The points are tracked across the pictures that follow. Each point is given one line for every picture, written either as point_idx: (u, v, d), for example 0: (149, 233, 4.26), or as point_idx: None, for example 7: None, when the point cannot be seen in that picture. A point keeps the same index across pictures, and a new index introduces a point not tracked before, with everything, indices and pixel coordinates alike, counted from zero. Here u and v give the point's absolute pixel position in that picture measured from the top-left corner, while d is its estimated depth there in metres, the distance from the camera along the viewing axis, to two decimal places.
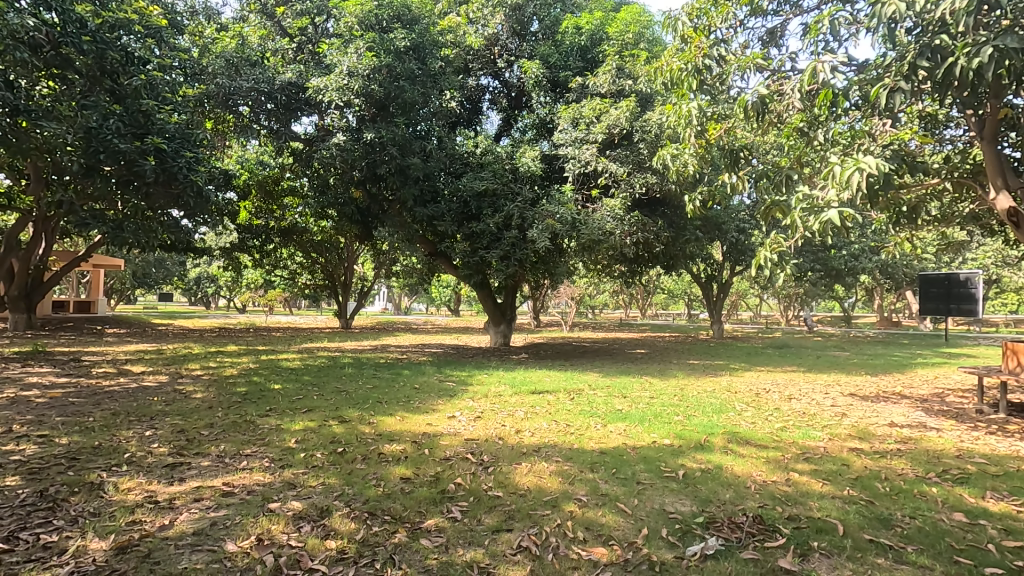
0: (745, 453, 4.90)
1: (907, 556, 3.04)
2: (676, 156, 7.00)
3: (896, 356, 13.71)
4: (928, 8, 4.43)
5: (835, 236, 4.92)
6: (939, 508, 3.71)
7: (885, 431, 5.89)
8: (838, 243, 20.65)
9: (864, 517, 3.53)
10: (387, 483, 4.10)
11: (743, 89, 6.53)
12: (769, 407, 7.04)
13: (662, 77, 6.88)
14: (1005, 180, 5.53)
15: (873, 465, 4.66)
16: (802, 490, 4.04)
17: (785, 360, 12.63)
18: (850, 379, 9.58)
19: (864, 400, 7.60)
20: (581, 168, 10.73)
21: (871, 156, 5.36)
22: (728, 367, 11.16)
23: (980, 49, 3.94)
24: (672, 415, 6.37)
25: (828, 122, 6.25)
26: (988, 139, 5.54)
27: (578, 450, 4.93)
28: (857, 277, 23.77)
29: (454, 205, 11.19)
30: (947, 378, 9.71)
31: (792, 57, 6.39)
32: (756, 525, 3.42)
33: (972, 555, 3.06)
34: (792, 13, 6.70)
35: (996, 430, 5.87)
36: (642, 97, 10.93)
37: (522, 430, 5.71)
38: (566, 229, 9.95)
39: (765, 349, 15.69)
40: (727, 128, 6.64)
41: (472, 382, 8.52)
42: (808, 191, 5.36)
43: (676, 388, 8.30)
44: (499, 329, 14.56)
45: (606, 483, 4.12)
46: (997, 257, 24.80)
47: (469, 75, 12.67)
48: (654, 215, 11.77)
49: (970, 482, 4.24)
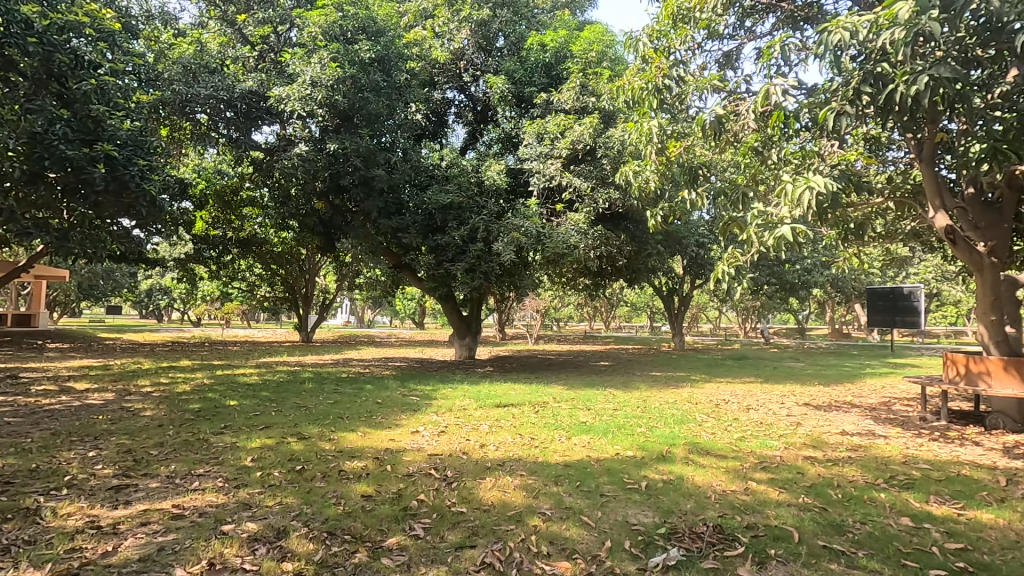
0: (705, 463, 5.00)
1: (857, 561, 3.15)
2: (639, 172, 7.25)
3: (846, 367, 14.22)
4: (869, 37, 4.69)
5: (787, 251, 5.15)
6: (888, 513, 3.86)
7: (837, 439, 6.12)
8: (791, 257, 21.32)
9: (818, 524, 3.65)
10: (348, 501, 4.00)
11: (701, 109, 6.81)
12: (728, 418, 7.21)
13: (624, 95, 7.12)
14: (942, 201, 6.04)
15: (826, 472, 4.83)
16: (760, 498, 4.14)
17: (743, 371, 12.97)
18: (803, 389, 9.93)
19: (817, 410, 7.86)
20: (545, 182, 10.89)
21: (821, 174, 5.66)
22: (688, 378, 11.37)
23: (918, 78, 4.27)
24: (635, 427, 6.45)
25: (781, 142, 6.37)
26: (926, 162, 5.88)
27: (543, 464, 4.93)
28: (810, 290, 24.55)
29: (419, 216, 11.19)
30: (893, 387, 10.17)
31: (747, 79, 6.73)
32: (716, 535, 3.48)
33: (918, 558, 3.19)
34: (747, 38, 7.05)
35: (938, 436, 6.17)
36: (605, 114, 11.18)
37: (486, 444, 5.67)
38: (531, 242, 10.11)
39: (724, 360, 16.04)
40: (687, 145, 6.85)
41: (437, 397, 8.40)
42: (762, 207, 5.68)
43: (639, 400, 8.41)
44: (464, 341, 14.44)
45: (569, 496, 4.13)
46: (937, 272, 26.14)
47: (435, 88, 12.68)
48: (617, 229, 11.97)
49: (916, 486, 4.43)
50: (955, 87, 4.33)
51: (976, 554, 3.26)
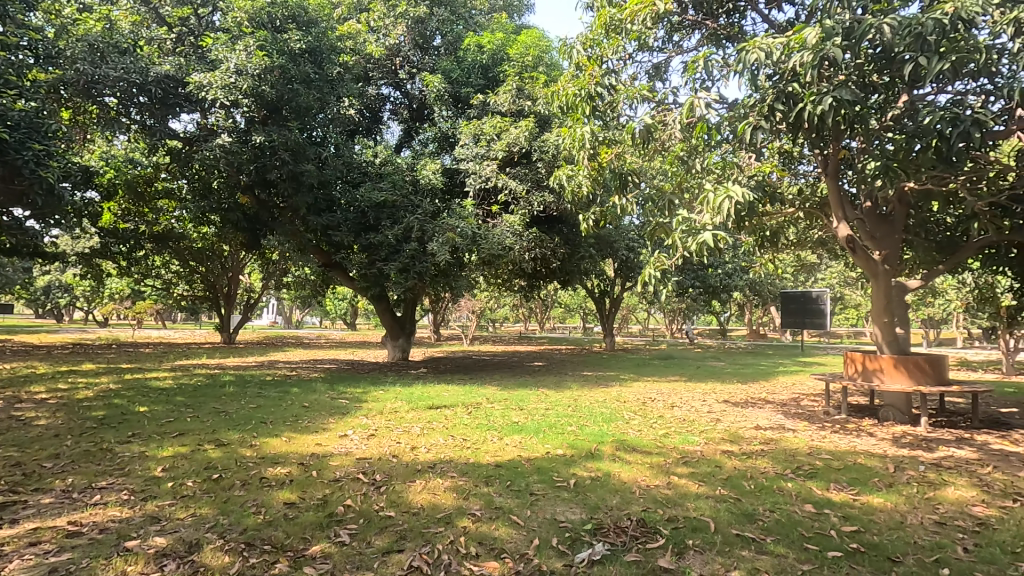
0: (631, 460, 5.19)
1: (766, 546, 3.38)
2: (572, 177, 7.42)
3: (761, 366, 15.18)
4: (782, 58, 5.03)
5: (709, 256, 5.44)
6: (794, 501, 4.16)
7: (752, 433, 6.53)
8: (713, 262, 22.49)
9: (732, 513, 3.87)
10: (269, 510, 3.82)
11: (631, 117, 7.07)
12: (654, 415, 7.51)
13: (559, 100, 7.28)
14: (844, 212, 6.56)
15: (740, 465, 5.14)
16: (680, 492, 4.34)
17: (668, 371, 13.54)
18: (723, 386, 10.51)
19: (735, 406, 8.35)
20: (481, 183, 10.91)
21: (739, 184, 6.03)
22: (617, 378, 11.74)
23: (823, 98, 4.64)
24: (566, 426, 6.58)
25: (705, 153, 6.71)
26: (831, 175, 6.39)
27: (474, 464, 4.93)
28: (731, 294, 25.97)
29: (351, 214, 10.86)
30: (801, 384, 10.97)
31: (674, 91, 7.04)
32: (639, 528, 3.62)
33: (818, 541, 3.45)
34: (675, 52, 7.38)
35: (839, 429, 6.72)
36: (541, 118, 11.36)
37: (417, 446, 5.61)
38: (466, 243, 10.08)
39: (652, 360, 16.69)
40: (618, 152, 7.08)
41: (367, 399, 8.20)
42: (687, 214, 5.96)
43: (570, 399, 8.58)
44: (397, 342, 14.19)
45: (500, 496, 4.16)
46: (841, 277, 28.42)
47: (369, 83, 12.40)
48: (552, 232, 12.18)
49: (818, 475, 4.81)
50: (854, 109, 4.74)
51: (868, 535, 3.57)
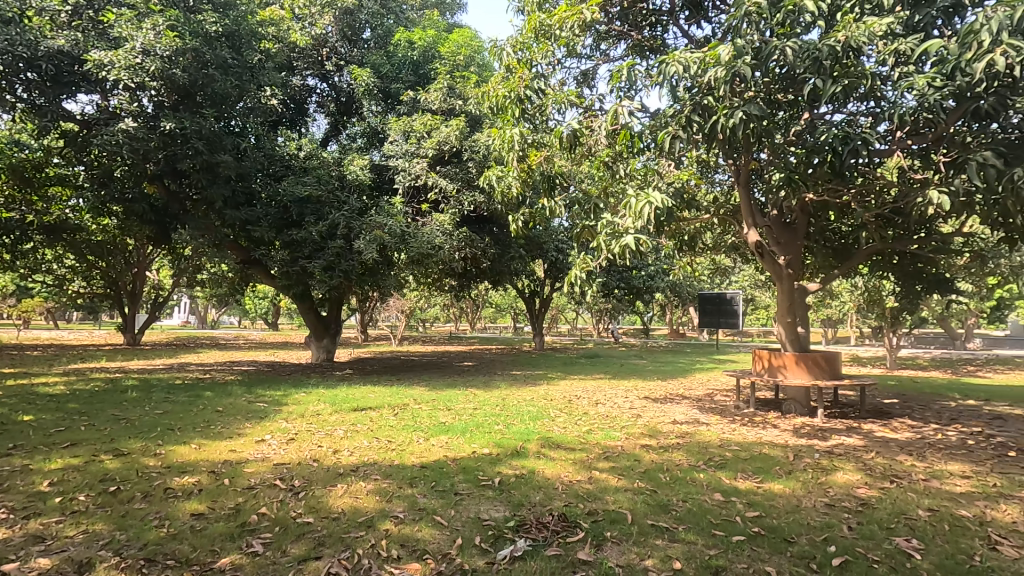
0: (555, 456, 5.31)
1: (678, 534, 3.56)
2: (502, 178, 7.50)
3: (680, 364, 15.97)
4: (699, 73, 5.33)
5: (632, 258, 5.67)
6: (704, 490, 4.42)
7: (669, 427, 6.87)
8: (637, 264, 23.41)
9: (648, 505, 4.06)
10: (174, 522, 3.58)
11: (560, 122, 7.23)
12: (578, 412, 7.72)
13: (489, 101, 7.34)
14: (754, 219, 7.05)
15: (657, 458, 5.38)
16: (601, 486, 4.49)
17: (594, 369, 13.95)
18: (644, 383, 10.97)
19: (655, 402, 8.73)
20: (411, 181, 10.80)
21: (660, 191, 6.32)
22: (545, 376, 11.95)
23: (734, 113, 4.95)
24: (493, 425, 6.63)
25: (628, 160, 6.98)
26: (742, 185, 6.85)
27: (398, 466, 4.86)
28: (653, 295, 27.14)
29: (272, 209, 10.32)
30: (715, 380, 11.65)
31: (600, 98, 7.28)
32: (560, 523, 3.70)
33: (724, 528, 3.69)
34: (602, 60, 7.63)
35: (748, 421, 7.20)
36: (472, 118, 11.37)
37: (340, 449, 5.45)
38: (395, 241, 9.91)
39: (579, 359, 17.12)
40: (547, 155, 7.21)
41: (288, 402, 7.86)
42: (611, 218, 6.17)
43: (498, 398, 8.64)
44: (321, 342, 13.70)
45: (424, 497, 4.12)
46: (752, 280, 30.45)
47: (293, 73, 11.87)
48: (482, 232, 12.23)
49: (727, 466, 5.13)
50: (761, 124, 5.09)
51: (769, 519, 3.85)
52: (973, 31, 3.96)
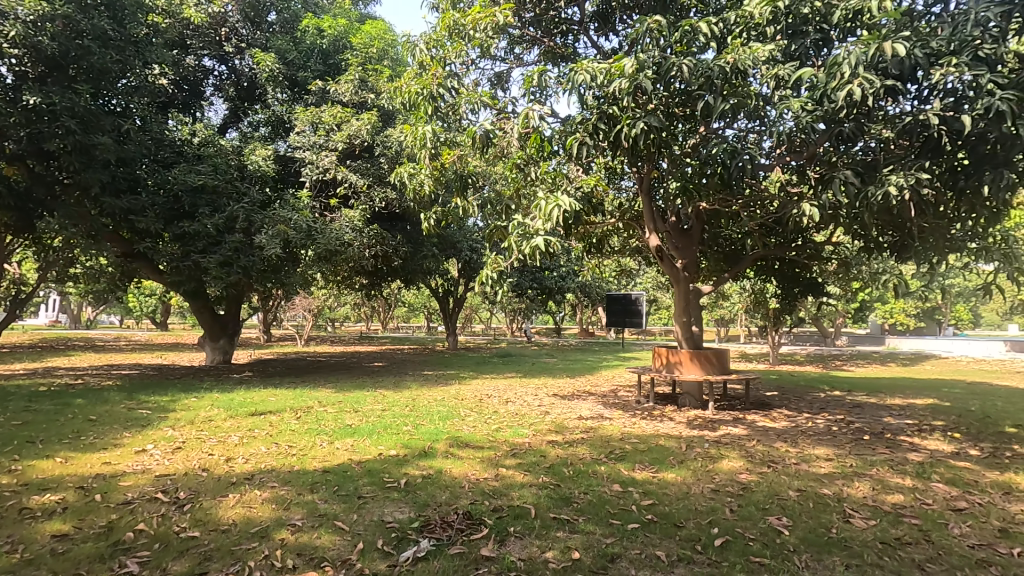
0: (464, 455, 5.32)
1: (578, 526, 3.71)
2: (414, 175, 7.41)
3: (588, 361, 16.57)
4: (605, 83, 5.56)
5: (541, 259, 5.83)
6: (605, 482, 4.63)
7: (575, 423, 7.11)
8: (549, 265, 23.99)
9: (551, 499, 4.18)
10: (31, 546, 3.19)
11: (473, 122, 7.26)
12: (488, 411, 7.79)
13: (401, 96, 7.24)
14: (655, 225, 7.48)
15: (563, 453, 5.56)
16: (507, 482, 4.56)
17: (505, 368, 14.12)
18: (553, 381, 11.28)
19: (562, 399, 9.01)
20: (318, 174, 10.39)
21: (568, 194, 6.53)
22: (457, 376, 11.94)
23: (636, 123, 5.23)
24: (401, 426, 6.52)
25: (539, 163, 7.15)
26: (645, 192, 7.23)
27: (298, 472, 4.65)
28: (564, 295, 27.94)
29: (161, 198, 9.46)
30: (620, 377, 12.21)
31: (514, 101, 7.40)
32: (465, 521, 3.72)
33: (621, 517, 3.88)
34: (516, 63, 7.74)
35: (647, 415, 7.63)
36: (384, 113, 11.13)
37: (234, 457, 5.11)
38: (300, 237, 9.47)
39: (491, 358, 17.26)
40: (460, 154, 7.21)
41: (175, 408, 7.25)
42: (522, 219, 6.28)
43: (408, 399, 8.51)
44: (217, 344, 12.79)
45: (325, 503, 3.97)
46: (655, 282, 32.24)
47: (187, 52, 10.94)
48: (394, 229, 12.00)
49: (626, 458, 5.40)
50: (660, 135, 5.41)
51: (661, 506, 4.11)
52: (838, 63, 4.47)
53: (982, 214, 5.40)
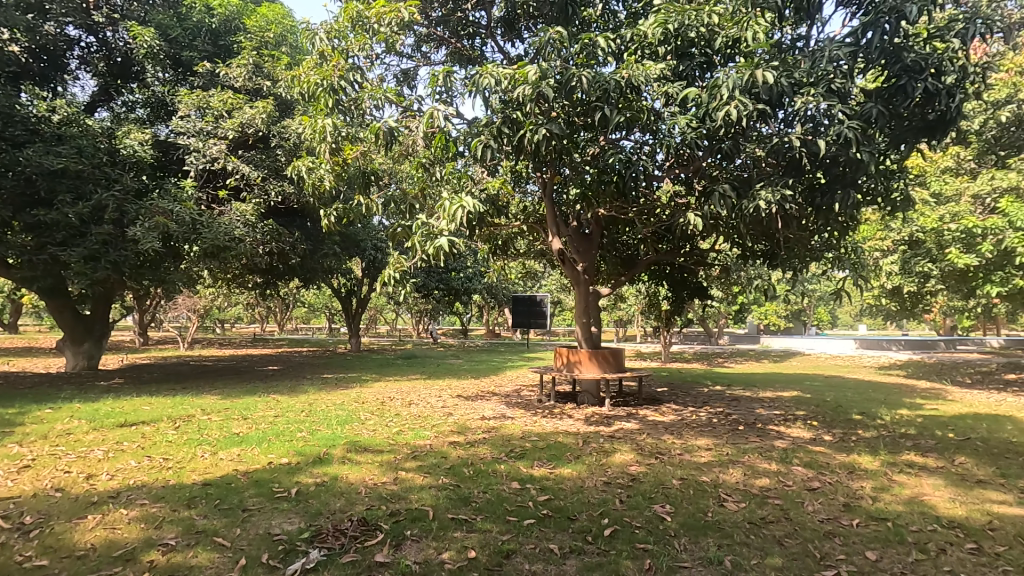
0: (362, 460, 5.17)
1: (475, 525, 3.74)
2: (313, 169, 7.09)
3: (493, 362, 16.74)
4: (509, 88, 5.66)
5: (444, 260, 5.81)
6: (504, 480, 4.70)
7: (478, 423, 7.15)
8: (457, 266, 23.92)
9: (450, 500, 4.17)
10: None
11: (376, 118, 7.08)
12: (390, 414, 7.62)
13: (299, 86, 6.89)
14: (557, 229, 7.70)
15: (464, 453, 5.57)
16: (405, 486, 4.49)
17: (410, 370, 13.89)
18: (458, 382, 11.27)
19: (466, 400, 9.02)
20: (205, 163, 9.61)
21: (473, 196, 6.57)
22: (358, 379, 11.55)
23: (538, 129, 5.36)
24: (295, 432, 6.19)
25: (444, 163, 7.13)
26: (548, 197, 7.44)
27: (174, 487, 4.27)
28: (471, 296, 27.99)
29: (9, 181, 8.26)
30: (523, 377, 12.45)
31: (419, 100, 7.31)
32: (359, 528, 3.61)
33: (518, 513, 3.96)
34: (423, 61, 7.65)
35: (548, 414, 7.85)
36: (282, 102, 10.55)
37: (96, 473, 4.59)
38: (183, 231, 8.71)
39: (395, 360, 16.89)
40: (362, 150, 6.98)
41: (24, 422, 6.36)
42: (426, 218, 6.22)
43: (304, 404, 8.10)
44: (80, 349, 11.33)
45: (204, 518, 3.68)
46: (559, 285, 33.23)
47: (45, 17, 9.58)
48: (291, 225, 11.40)
49: (526, 456, 5.52)
50: (561, 142, 5.59)
51: (557, 501, 4.25)
52: (718, 86, 4.88)
53: (834, 227, 6.15)
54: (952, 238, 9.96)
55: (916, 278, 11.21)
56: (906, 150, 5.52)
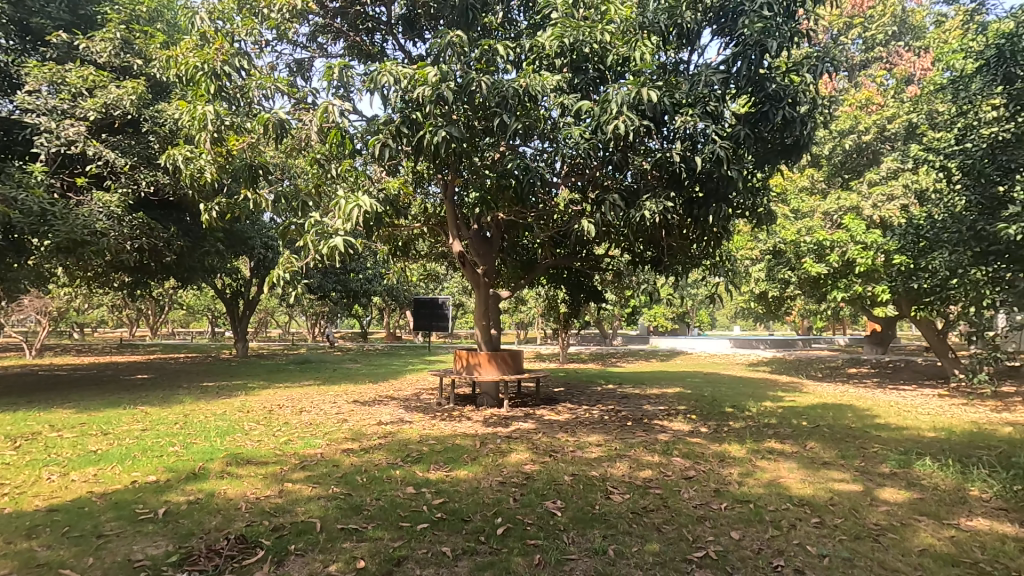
0: (243, 473, 4.83)
1: (366, 534, 3.63)
2: (191, 159, 6.51)
3: (393, 365, 16.36)
4: (409, 87, 5.57)
5: (339, 261, 5.60)
6: (398, 486, 4.62)
7: (374, 429, 6.96)
8: (355, 267, 23.09)
9: (340, 509, 4.02)
10: None
11: (266, 108, 6.66)
12: (278, 422, 7.18)
13: (176, 68, 6.30)
14: (458, 231, 7.70)
15: (357, 461, 5.40)
16: (292, 498, 4.26)
17: (302, 375, 13.19)
18: (355, 387, 10.89)
19: (362, 405, 8.74)
20: (59, 146, 8.49)
21: (370, 195, 6.38)
22: (244, 386, 10.76)
23: (437, 131, 5.33)
24: (166, 446, 5.65)
25: (340, 160, 6.87)
26: (449, 199, 7.42)
27: (11, 516, 3.72)
28: (371, 298, 27.16)
29: None
30: (423, 380, 12.30)
31: (314, 92, 6.99)
32: (237, 546, 3.37)
33: (411, 518, 3.91)
34: (318, 52, 7.32)
35: (447, 416, 7.82)
36: (155, 83, 9.61)
37: None
38: (29, 221, 7.61)
39: (286, 365, 15.94)
40: (249, 142, 6.53)
41: None
42: (319, 217, 5.94)
43: (179, 415, 7.41)
44: None
45: (48, 550, 3.24)
46: (462, 287, 33.21)
47: None
48: (166, 219, 10.39)
49: (422, 460, 5.46)
50: (460, 145, 5.59)
51: (451, 504, 4.25)
52: (608, 101, 5.16)
53: (710, 237, 6.73)
54: (807, 249, 11.29)
55: (778, 284, 12.57)
56: (769, 171, 6.17)
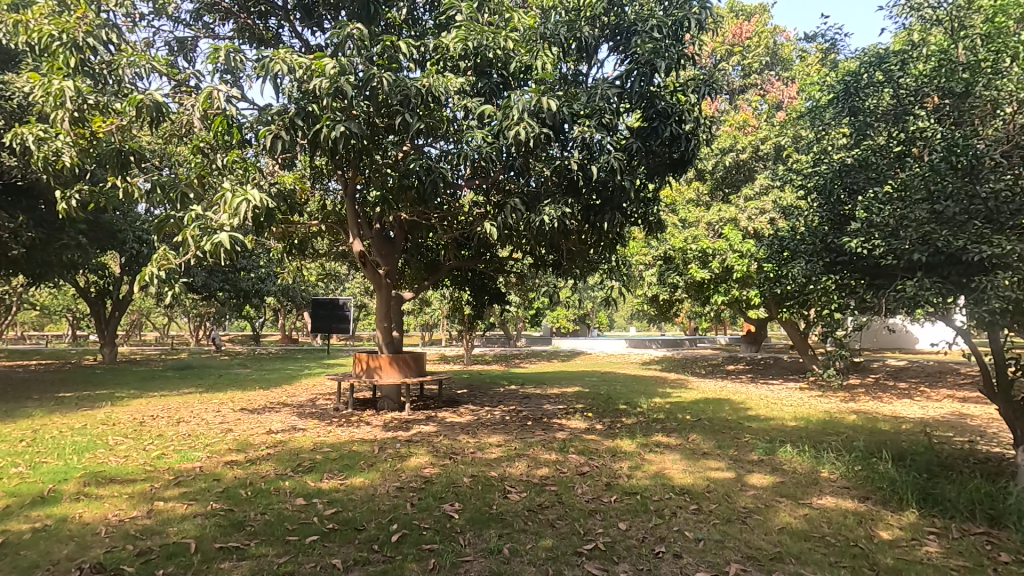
0: (105, 494, 4.33)
1: (248, 551, 3.40)
2: (45, 140, 5.73)
3: (288, 370, 15.45)
4: (304, 78, 5.29)
5: (223, 259, 5.18)
6: (287, 498, 4.37)
7: (262, 438, 6.53)
8: (246, 265, 21.54)
9: (220, 527, 3.73)
10: None
11: (139, 89, 6.03)
12: (150, 435, 6.52)
13: (26, 35, 5.53)
14: (358, 231, 7.42)
15: (242, 473, 5.03)
16: (163, 518, 3.89)
17: (182, 383, 12.07)
18: (243, 395, 10.15)
19: (251, 414, 8.17)
20: None
21: (260, 189, 5.98)
22: (111, 396, 9.64)
23: (335, 126, 5.11)
24: (8, 468, 4.91)
25: (228, 150, 6.38)
26: (349, 197, 7.13)
27: None
28: (264, 298, 25.48)
29: None
30: (320, 385, 11.74)
31: (198, 75, 6.45)
32: None
33: (299, 531, 3.72)
34: (203, 33, 6.77)
35: (344, 422, 7.53)
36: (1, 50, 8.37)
37: None
38: None
39: (164, 372, 14.50)
40: (119, 124, 5.88)
41: None
42: (201, 210, 5.46)
43: (25, 431, 6.48)
44: None
45: None
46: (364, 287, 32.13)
47: None
48: (13, 207, 9.06)
49: (315, 469, 5.21)
50: (360, 141, 5.40)
51: (344, 513, 4.09)
52: (511, 106, 5.24)
53: (606, 242, 7.03)
54: (692, 256, 12.21)
55: (668, 287, 13.46)
56: (659, 183, 6.58)
